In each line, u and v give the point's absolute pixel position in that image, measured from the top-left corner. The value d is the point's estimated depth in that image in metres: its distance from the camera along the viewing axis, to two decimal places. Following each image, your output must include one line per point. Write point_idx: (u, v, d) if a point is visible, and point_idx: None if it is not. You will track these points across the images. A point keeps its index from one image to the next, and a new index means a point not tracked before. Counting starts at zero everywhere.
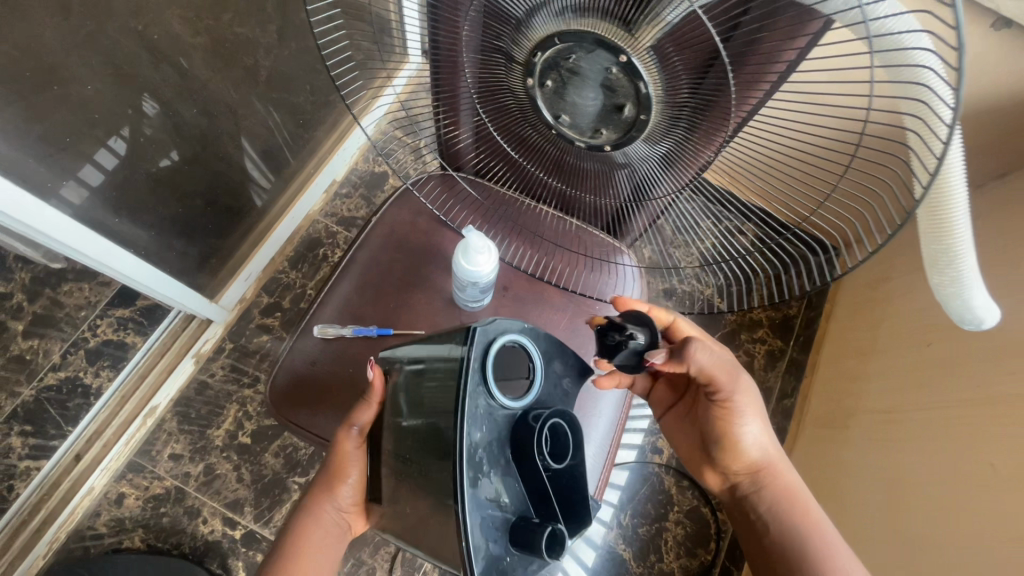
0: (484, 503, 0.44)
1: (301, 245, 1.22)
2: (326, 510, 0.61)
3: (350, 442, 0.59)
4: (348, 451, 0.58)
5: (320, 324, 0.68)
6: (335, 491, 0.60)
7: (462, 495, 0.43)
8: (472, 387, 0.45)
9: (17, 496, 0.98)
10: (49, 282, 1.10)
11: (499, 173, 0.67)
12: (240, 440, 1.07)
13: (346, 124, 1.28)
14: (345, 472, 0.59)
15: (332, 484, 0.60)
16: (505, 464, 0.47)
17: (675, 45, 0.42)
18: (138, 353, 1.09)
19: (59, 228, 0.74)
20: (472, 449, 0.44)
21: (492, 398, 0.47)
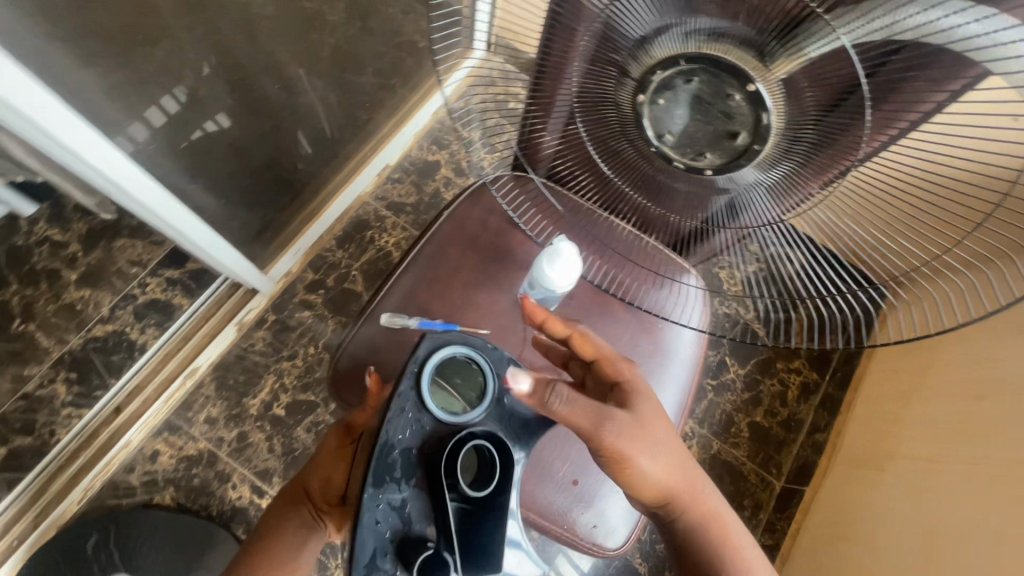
0: (384, 510, 0.48)
1: (350, 225, 1.23)
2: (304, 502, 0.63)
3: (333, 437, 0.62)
4: (324, 446, 0.63)
5: (387, 312, 0.68)
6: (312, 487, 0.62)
7: (363, 495, 0.47)
8: (412, 387, 0.52)
9: (58, 440, 1.01)
10: (104, 236, 1.12)
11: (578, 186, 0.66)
12: (274, 411, 1.08)
13: (405, 110, 1.29)
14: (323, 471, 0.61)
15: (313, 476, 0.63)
16: (421, 475, 0.50)
17: (809, 80, 0.46)
18: (184, 315, 1.11)
19: (155, 198, 0.77)
20: (390, 446, 0.50)
21: (423, 407, 0.52)
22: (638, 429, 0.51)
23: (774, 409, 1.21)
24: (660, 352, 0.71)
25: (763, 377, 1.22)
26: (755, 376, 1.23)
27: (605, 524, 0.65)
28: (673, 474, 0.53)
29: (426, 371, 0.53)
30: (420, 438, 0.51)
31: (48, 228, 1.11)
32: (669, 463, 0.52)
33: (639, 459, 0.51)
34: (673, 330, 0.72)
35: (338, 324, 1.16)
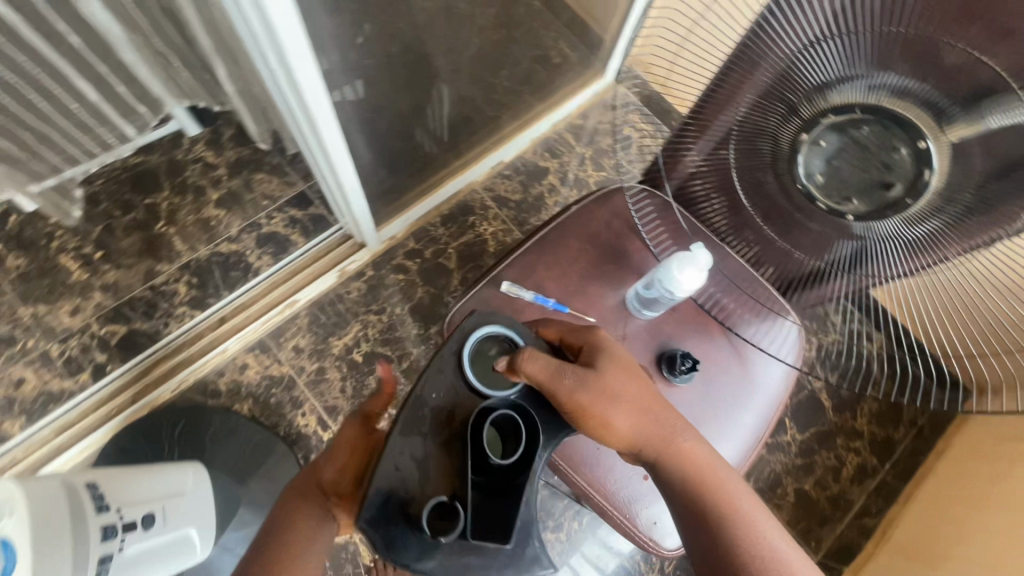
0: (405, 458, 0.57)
1: (456, 207, 1.33)
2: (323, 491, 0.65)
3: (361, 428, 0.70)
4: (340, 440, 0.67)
5: (506, 281, 0.74)
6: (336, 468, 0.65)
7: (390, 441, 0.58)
8: (455, 367, 0.62)
9: (169, 333, 1.13)
10: (248, 167, 1.26)
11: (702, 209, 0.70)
12: (353, 356, 1.17)
13: (529, 116, 1.39)
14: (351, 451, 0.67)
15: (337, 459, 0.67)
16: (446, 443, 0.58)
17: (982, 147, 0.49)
18: (297, 251, 1.22)
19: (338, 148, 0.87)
20: (423, 403, 0.60)
21: (461, 374, 0.61)
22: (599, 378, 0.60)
23: (825, 483, 1.19)
24: (746, 380, 0.74)
25: (820, 448, 1.21)
26: (812, 445, 1.21)
27: (664, 523, 0.68)
28: (647, 425, 0.61)
29: (468, 348, 0.63)
30: (451, 404, 0.60)
31: (204, 150, 1.26)
32: (637, 410, 0.61)
33: (607, 411, 0.59)
34: (761, 363, 0.75)
35: (426, 293, 1.24)
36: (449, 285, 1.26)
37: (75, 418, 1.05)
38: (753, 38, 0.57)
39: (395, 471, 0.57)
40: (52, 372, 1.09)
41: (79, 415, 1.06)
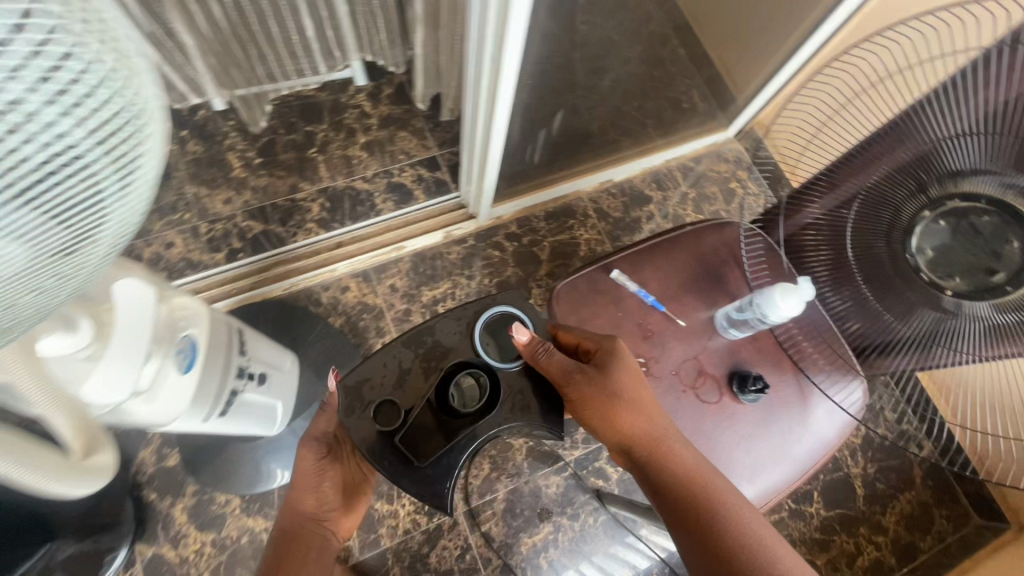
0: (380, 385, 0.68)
1: (561, 208, 1.44)
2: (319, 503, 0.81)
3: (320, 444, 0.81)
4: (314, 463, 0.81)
5: (615, 269, 0.83)
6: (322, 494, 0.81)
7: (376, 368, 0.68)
8: (469, 323, 0.71)
9: (295, 241, 1.30)
10: (396, 123, 1.43)
11: (799, 259, 0.77)
12: (438, 308, 1.30)
13: (648, 147, 1.50)
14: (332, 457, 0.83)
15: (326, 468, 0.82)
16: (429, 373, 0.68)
17: None
18: (417, 205, 1.37)
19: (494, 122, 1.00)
20: (428, 337, 0.70)
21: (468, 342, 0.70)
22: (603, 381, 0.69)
23: (836, 565, 1.21)
24: (802, 420, 0.80)
25: (841, 530, 1.23)
26: (835, 526, 1.23)
27: None
28: (650, 430, 0.70)
29: (482, 320, 0.71)
30: (448, 350, 0.69)
31: (363, 99, 1.43)
32: (638, 414, 0.70)
33: (632, 410, 0.70)
34: (822, 410, 0.81)
35: (514, 274, 1.36)
36: (536, 274, 1.37)
37: (202, 287, 1.23)
38: (903, 123, 0.68)
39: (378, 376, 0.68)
40: (195, 246, 1.27)
41: (205, 285, 1.23)
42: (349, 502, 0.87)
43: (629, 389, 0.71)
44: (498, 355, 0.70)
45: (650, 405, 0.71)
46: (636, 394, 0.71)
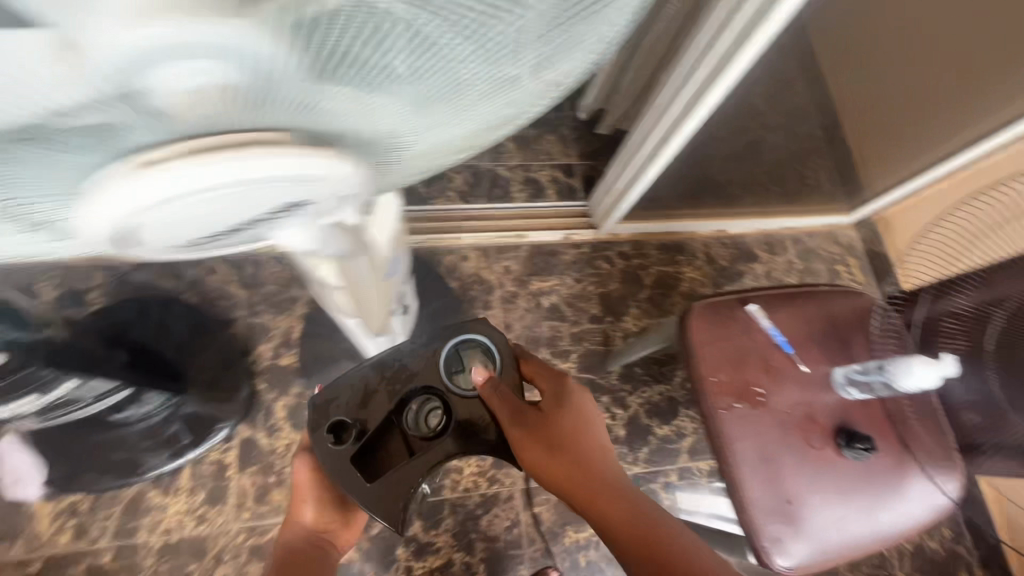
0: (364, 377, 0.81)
1: (673, 243, 1.52)
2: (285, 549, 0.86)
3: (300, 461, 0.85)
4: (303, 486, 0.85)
5: (751, 303, 0.89)
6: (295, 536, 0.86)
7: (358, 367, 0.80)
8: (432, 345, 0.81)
9: (433, 204, 1.42)
10: (546, 125, 1.53)
11: None
12: (541, 300, 1.39)
13: (769, 210, 1.56)
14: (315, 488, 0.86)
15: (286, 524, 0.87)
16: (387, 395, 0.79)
17: None
18: (545, 203, 1.47)
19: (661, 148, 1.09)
20: (390, 366, 0.80)
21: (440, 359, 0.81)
22: (551, 428, 0.75)
23: None
24: (896, 492, 0.83)
25: None
26: None
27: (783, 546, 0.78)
28: (592, 476, 0.73)
29: (448, 349, 0.80)
30: (411, 373, 0.80)
31: None
32: (593, 458, 0.75)
33: (580, 447, 0.75)
34: (915, 488, 0.84)
35: (617, 289, 1.44)
36: (636, 296, 1.44)
37: None
38: None
39: (350, 384, 0.79)
40: None
41: None
42: (351, 515, 0.91)
43: (573, 431, 0.76)
44: (452, 381, 0.80)
45: (596, 454, 0.76)
46: (582, 437, 0.76)
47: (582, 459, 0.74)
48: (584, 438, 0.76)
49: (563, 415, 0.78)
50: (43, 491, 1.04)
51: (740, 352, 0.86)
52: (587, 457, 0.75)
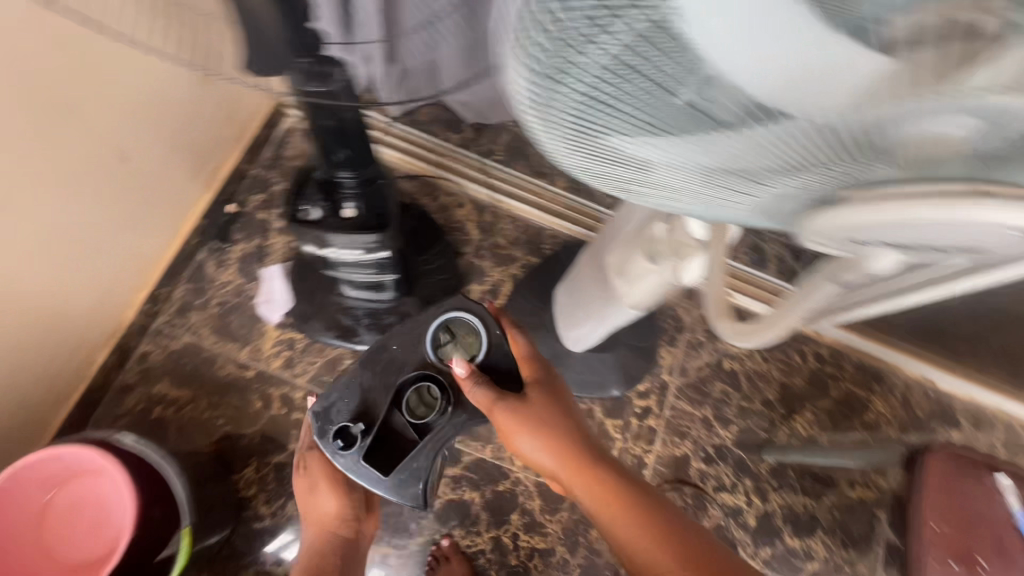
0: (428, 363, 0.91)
1: (875, 368, 1.43)
2: (330, 518, 0.97)
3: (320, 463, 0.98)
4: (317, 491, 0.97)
5: (1005, 477, 0.83)
6: (324, 523, 0.96)
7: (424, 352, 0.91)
8: (418, 331, 0.91)
9: None
10: None
11: None
12: (723, 360, 1.37)
13: (994, 383, 1.41)
14: (337, 483, 0.97)
15: (323, 497, 0.97)
16: (383, 387, 0.89)
17: None
18: (762, 274, 1.46)
19: None
20: (383, 355, 0.90)
21: (380, 398, 0.89)
22: (530, 411, 0.86)
23: None
24: None
25: None
26: None
27: None
28: (559, 465, 0.85)
29: (431, 331, 0.91)
30: (404, 363, 0.90)
31: None
32: (557, 447, 0.85)
33: (534, 445, 0.86)
34: None
35: (799, 386, 1.39)
36: (816, 402, 1.38)
37: (581, 210, 1.42)
38: None
39: (352, 392, 0.88)
40: None
41: (583, 211, 1.41)
42: (368, 505, 1.02)
43: (544, 420, 0.86)
44: (441, 362, 0.91)
45: (552, 444, 0.85)
46: (547, 424, 0.86)
47: (547, 452, 0.86)
48: (545, 429, 0.86)
49: (535, 404, 0.87)
50: (281, 318, 1.24)
51: (977, 516, 0.80)
52: (547, 452, 0.85)
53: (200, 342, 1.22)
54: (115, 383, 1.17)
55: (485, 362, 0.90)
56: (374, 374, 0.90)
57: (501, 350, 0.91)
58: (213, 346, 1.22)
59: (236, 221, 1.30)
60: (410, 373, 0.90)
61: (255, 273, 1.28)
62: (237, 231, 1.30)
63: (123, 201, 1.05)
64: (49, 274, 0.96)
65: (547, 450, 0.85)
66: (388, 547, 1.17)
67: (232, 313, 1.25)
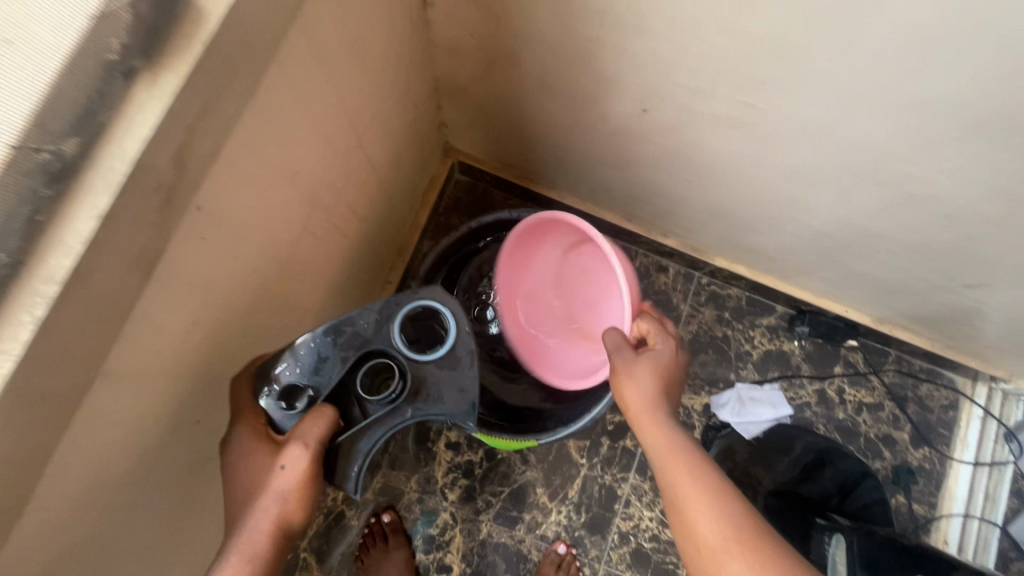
0: (375, 338, 0.52)
1: None
2: (273, 544, 0.42)
3: (287, 467, 0.43)
4: (279, 463, 0.44)
5: None
6: (264, 561, 0.41)
7: (375, 331, 0.52)
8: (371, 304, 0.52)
9: None
10: None
11: None
12: None
13: None
14: (306, 495, 0.44)
15: (270, 509, 0.42)
16: (329, 362, 0.50)
17: None
18: None
19: None
20: (345, 321, 0.51)
21: (326, 369, 0.49)
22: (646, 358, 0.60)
23: None
24: None
25: None
26: None
27: None
28: (654, 406, 0.57)
29: (396, 311, 0.52)
30: (362, 335, 0.51)
31: None
32: (658, 389, 0.58)
33: (632, 382, 0.58)
34: None
35: None
36: None
37: None
38: None
39: (305, 352, 0.49)
40: None
41: None
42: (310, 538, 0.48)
43: (660, 368, 0.59)
44: (404, 347, 0.52)
45: (656, 387, 0.58)
46: (659, 372, 0.59)
47: (643, 389, 0.57)
48: (657, 371, 0.59)
49: (655, 350, 0.61)
50: (720, 418, 1.03)
51: None
52: (642, 389, 0.57)
53: (679, 324, 1.07)
54: (630, 246, 1.07)
55: (446, 355, 0.53)
56: (317, 347, 0.49)
57: (469, 346, 0.54)
58: (676, 340, 1.06)
59: (828, 343, 1.07)
60: (344, 350, 0.50)
61: (764, 375, 1.06)
62: (812, 344, 1.08)
63: (880, 278, 0.85)
64: (792, 236, 0.81)
65: (645, 379, 0.58)
66: (450, 568, 0.96)
67: (714, 352, 1.07)
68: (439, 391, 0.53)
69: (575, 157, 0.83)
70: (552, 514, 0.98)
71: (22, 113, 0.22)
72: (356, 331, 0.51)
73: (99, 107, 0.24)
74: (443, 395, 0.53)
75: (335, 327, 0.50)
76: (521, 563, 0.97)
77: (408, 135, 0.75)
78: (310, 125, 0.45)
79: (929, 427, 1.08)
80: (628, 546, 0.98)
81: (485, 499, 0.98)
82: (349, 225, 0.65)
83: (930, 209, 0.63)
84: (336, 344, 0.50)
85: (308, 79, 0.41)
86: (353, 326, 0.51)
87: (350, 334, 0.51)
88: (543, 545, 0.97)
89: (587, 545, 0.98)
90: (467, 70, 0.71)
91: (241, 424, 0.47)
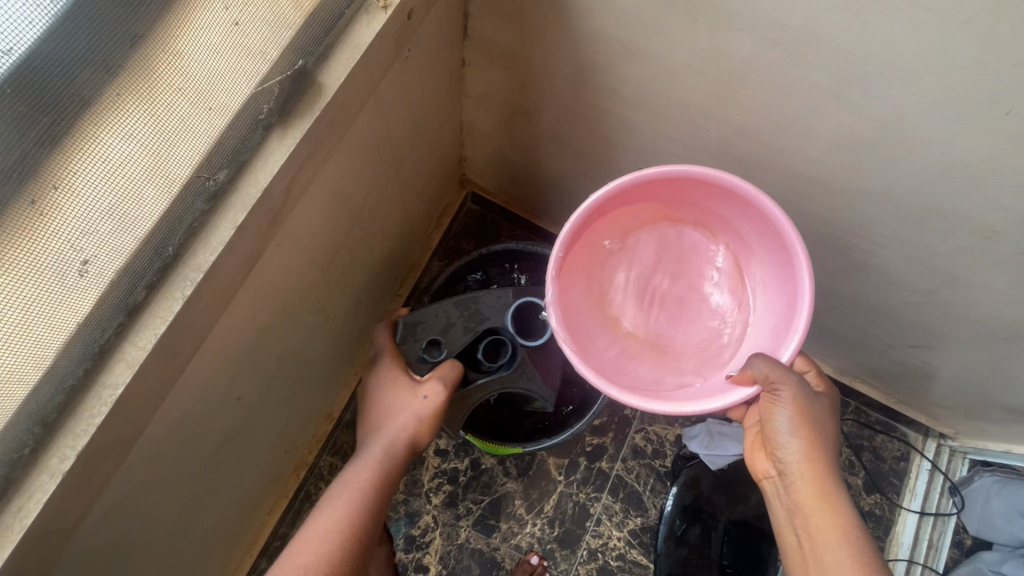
0: (490, 321, 0.68)
1: None
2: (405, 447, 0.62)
3: (427, 397, 0.63)
4: (422, 394, 0.63)
5: None
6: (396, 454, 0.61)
7: (490, 316, 0.68)
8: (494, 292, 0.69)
9: None
10: None
11: None
12: None
13: None
14: (435, 418, 0.63)
15: (410, 423, 0.62)
16: (455, 328, 0.67)
17: None
18: None
19: None
20: (472, 302, 0.68)
21: (453, 334, 0.67)
22: (806, 407, 0.56)
23: None
24: None
25: None
26: None
27: None
28: (806, 455, 0.55)
29: (509, 302, 0.68)
30: (481, 314, 0.68)
31: None
32: (809, 442, 0.55)
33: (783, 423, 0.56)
34: None
35: None
36: None
37: None
38: None
39: (438, 318, 0.67)
40: None
41: None
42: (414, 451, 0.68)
43: (813, 422, 0.56)
44: (511, 331, 0.68)
45: (807, 439, 0.55)
46: (812, 425, 0.56)
47: (790, 438, 0.56)
48: (811, 427, 0.56)
49: (812, 402, 0.57)
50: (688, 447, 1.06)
51: None
52: (788, 438, 0.56)
53: None
54: None
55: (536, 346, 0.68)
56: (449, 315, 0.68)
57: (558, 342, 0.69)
58: None
59: None
60: (467, 324, 0.68)
61: None
62: None
63: (840, 333, 0.95)
64: None
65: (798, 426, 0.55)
66: (427, 569, 1.02)
67: None
68: (532, 372, 0.69)
69: (577, 201, 0.94)
70: (527, 525, 1.05)
71: (195, 152, 0.36)
72: (481, 311, 0.68)
73: (243, 149, 0.38)
74: (533, 376, 0.69)
75: (464, 304, 0.68)
76: (495, 569, 1.03)
77: (435, 169, 0.87)
78: (368, 160, 0.56)
79: (881, 475, 1.16)
80: (595, 562, 1.04)
81: (467, 505, 1.05)
82: (379, 244, 0.76)
83: (875, 276, 0.73)
84: (462, 319, 0.68)
85: (372, 126, 0.52)
86: (476, 306, 0.68)
87: (473, 311, 0.68)
88: (517, 555, 1.04)
89: (557, 558, 1.04)
90: (491, 119, 0.82)
91: (389, 359, 0.66)
